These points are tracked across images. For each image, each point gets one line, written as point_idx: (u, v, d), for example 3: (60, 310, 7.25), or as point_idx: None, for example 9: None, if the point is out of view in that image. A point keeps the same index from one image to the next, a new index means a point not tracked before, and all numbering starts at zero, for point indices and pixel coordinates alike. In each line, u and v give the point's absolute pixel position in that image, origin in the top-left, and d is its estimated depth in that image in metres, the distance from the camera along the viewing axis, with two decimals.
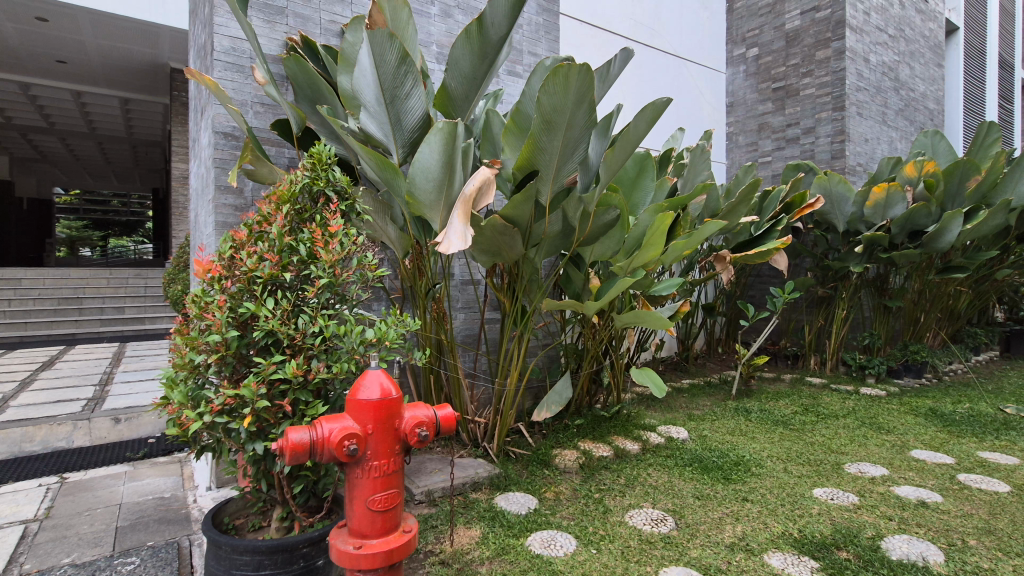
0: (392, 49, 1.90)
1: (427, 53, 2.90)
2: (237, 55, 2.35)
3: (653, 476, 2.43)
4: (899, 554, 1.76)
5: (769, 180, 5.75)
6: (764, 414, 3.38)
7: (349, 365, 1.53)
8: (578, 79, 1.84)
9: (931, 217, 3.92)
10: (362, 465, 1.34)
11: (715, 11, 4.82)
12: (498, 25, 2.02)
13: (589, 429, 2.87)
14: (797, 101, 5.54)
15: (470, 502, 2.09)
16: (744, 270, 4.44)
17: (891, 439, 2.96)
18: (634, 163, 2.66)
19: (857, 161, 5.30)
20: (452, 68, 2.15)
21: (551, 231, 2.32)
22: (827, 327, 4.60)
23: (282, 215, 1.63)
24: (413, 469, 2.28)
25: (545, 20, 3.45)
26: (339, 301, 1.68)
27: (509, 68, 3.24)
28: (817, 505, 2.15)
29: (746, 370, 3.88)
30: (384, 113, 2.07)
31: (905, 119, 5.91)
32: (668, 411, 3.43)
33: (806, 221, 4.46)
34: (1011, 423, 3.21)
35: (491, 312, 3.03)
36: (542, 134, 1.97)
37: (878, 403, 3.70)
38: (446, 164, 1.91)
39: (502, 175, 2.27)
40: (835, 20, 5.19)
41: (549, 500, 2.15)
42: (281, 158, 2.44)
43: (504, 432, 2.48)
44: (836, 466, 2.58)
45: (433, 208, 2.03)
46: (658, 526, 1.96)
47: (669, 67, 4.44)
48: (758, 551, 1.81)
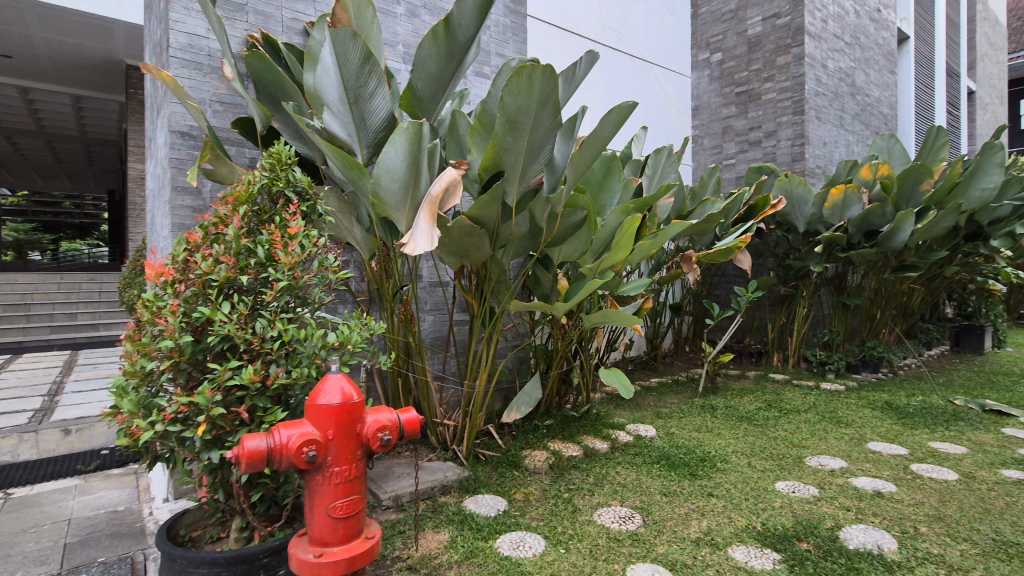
0: (355, 48, 1.89)
1: (392, 52, 2.86)
2: (195, 52, 2.27)
3: (622, 474, 2.45)
4: (856, 544, 1.82)
5: (732, 182, 5.91)
6: (729, 411, 3.45)
7: (310, 369, 1.50)
8: (541, 79, 1.84)
9: (885, 217, 4.07)
10: (322, 472, 1.31)
11: (680, 16, 4.93)
12: (464, 27, 2.02)
13: (559, 429, 2.88)
14: (759, 105, 5.70)
15: (438, 506, 2.07)
16: (710, 271, 4.54)
17: (849, 432, 3.06)
18: (601, 164, 2.69)
19: (816, 163, 5.46)
20: (418, 69, 2.13)
21: (518, 232, 2.30)
22: (788, 325, 4.74)
23: (239, 216, 1.60)
24: (379, 474, 2.24)
25: (513, 22, 3.46)
26: (299, 305, 1.64)
27: (477, 69, 3.24)
28: (779, 498, 2.20)
29: (712, 367, 3.96)
30: (349, 113, 2.03)
31: (861, 123, 6.14)
32: (637, 410, 3.47)
33: (768, 221, 4.59)
34: (960, 414, 3.36)
35: (460, 314, 3.01)
36: (506, 135, 1.97)
37: (837, 397, 3.82)
38: (411, 164, 1.90)
39: (469, 176, 2.25)
40: (795, 27, 5.35)
41: (519, 502, 2.14)
42: (242, 159, 2.37)
43: (473, 434, 2.46)
44: (797, 460, 2.65)
45: (399, 210, 2.00)
46: (625, 523, 1.98)
47: (636, 70, 4.50)
48: (722, 544, 1.84)
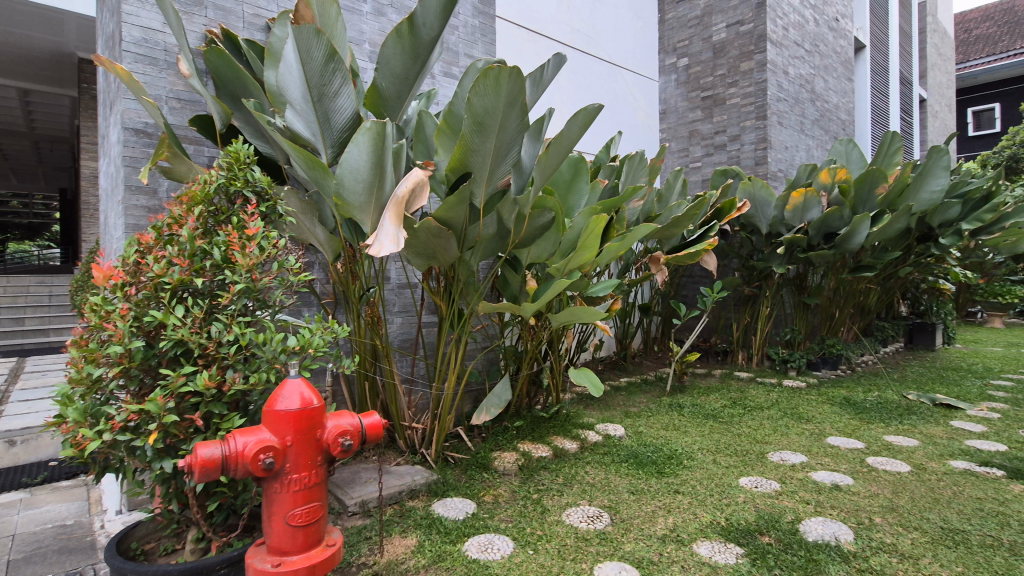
0: (319, 46, 1.86)
1: (359, 51, 2.83)
2: (150, 47, 2.19)
3: (591, 474, 2.47)
4: (815, 536, 1.88)
5: (698, 185, 6.04)
6: (696, 409, 3.52)
7: (268, 375, 1.47)
8: (508, 81, 1.84)
9: (843, 220, 4.22)
10: (281, 479, 1.34)
11: (648, 21, 5.01)
12: (429, 26, 2.01)
13: (528, 430, 2.89)
14: (723, 109, 5.84)
15: (406, 511, 2.04)
16: (677, 271, 4.63)
17: (809, 427, 3.15)
18: (569, 166, 2.71)
19: (778, 167, 5.62)
20: (382, 67, 2.10)
21: (486, 233, 2.29)
22: (752, 324, 4.87)
23: (194, 216, 1.56)
24: (345, 479, 2.19)
25: (481, 23, 3.46)
26: (259, 308, 1.61)
27: (444, 69, 3.22)
28: (742, 493, 2.25)
29: (680, 366, 4.03)
30: (312, 112, 1.99)
31: (820, 128, 6.35)
32: (606, 410, 3.50)
33: (732, 223, 4.70)
34: (912, 408, 3.51)
35: (428, 316, 2.99)
36: (474, 136, 1.96)
37: (798, 394, 3.94)
38: (376, 164, 1.87)
39: (436, 176, 2.23)
40: (757, 34, 5.50)
41: (487, 504, 2.13)
42: (201, 157, 2.30)
43: (442, 437, 2.44)
44: (760, 456, 2.72)
45: (363, 210, 1.97)
46: (593, 523, 2.00)
47: (604, 73, 4.56)
48: (688, 540, 1.87)
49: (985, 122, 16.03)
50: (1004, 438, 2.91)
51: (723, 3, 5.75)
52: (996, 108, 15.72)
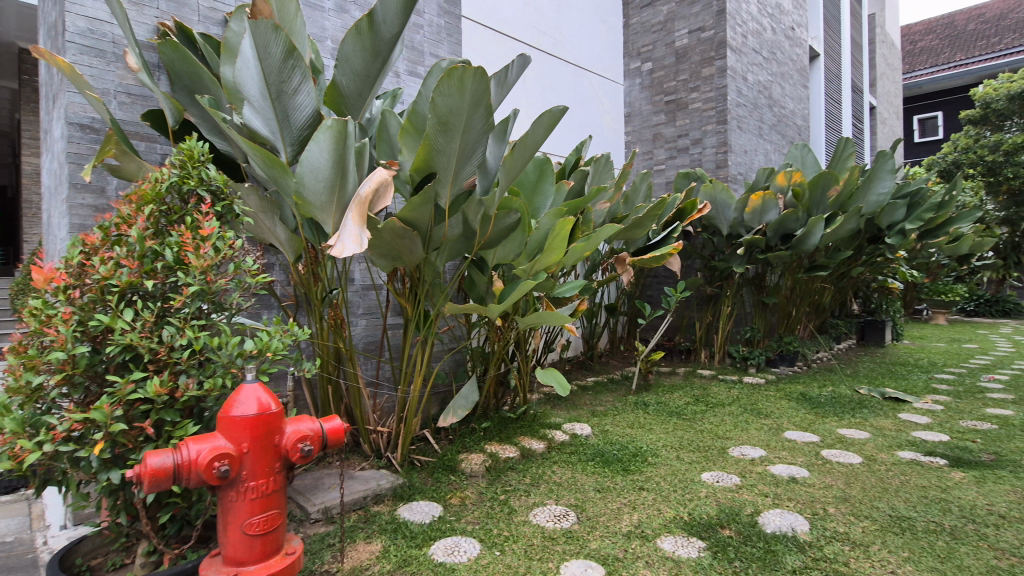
0: (277, 42, 1.81)
1: (321, 48, 2.78)
2: (96, 38, 2.10)
3: (557, 473, 2.48)
4: (773, 528, 1.94)
5: (662, 187, 6.17)
6: (660, 406, 3.59)
7: (224, 379, 1.43)
8: (472, 81, 1.84)
9: (799, 221, 4.38)
10: (237, 487, 1.33)
11: (613, 24, 5.09)
12: (390, 23, 1.99)
13: (495, 432, 2.88)
14: (686, 113, 5.97)
15: (371, 516, 2.01)
16: (642, 271, 4.71)
17: (768, 422, 3.25)
18: (535, 167, 2.73)
19: (738, 170, 5.78)
20: (343, 64, 2.07)
21: (451, 234, 2.27)
22: (714, 322, 5.00)
23: (144, 216, 1.50)
24: (307, 485, 2.14)
25: (447, 23, 3.45)
26: (214, 311, 1.56)
27: (409, 68, 3.19)
28: (704, 488, 2.31)
29: (645, 365, 4.10)
30: (271, 109, 1.94)
31: (778, 133, 6.58)
32: (573, 409, 3.53)
33: (695, 225, 4.82)
34: (864, 402, 3.67)
35: (394, 318, 2.96)
36: (438, 135, 1.95)
37: (758, 390, 4.06)
38: (337, 163, 1.84)
39: (400, 177, 2.20)
40: (717, 41, 5.65)
41: (455, 506, 2.12)
42: (153, 155, 2.21)
43: (408, 440, 2.41)
44: (721, 451, 2.79)
45: (325, 210, 1.93)
46: (559, 521, 2.01)
47: (570, 76, 4.60)
48: (652, 536, 1.90)
49: (929, 130, 16.86)
50: (947, 429, 3.07)
51: (685, 10, 5.90)
52: (939, 116, 16.59)
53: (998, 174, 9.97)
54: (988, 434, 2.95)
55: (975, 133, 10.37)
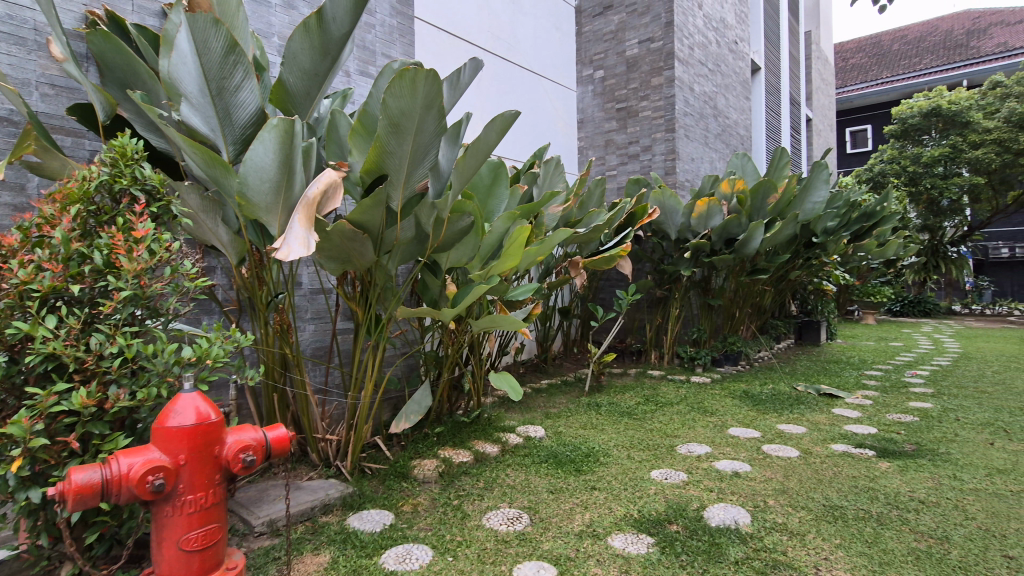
0: (217, 36, 1.76)
1: (267, 45, 2.69)
2: (16, 25, 1.95)
3: (511, 476, 2.49)
4: (717, 521, 2.01)
5: (614, 193, 6.32)
6: (612, 407, 3.66)
7: (159, 389, 1.36)
8: (424, 84, 1.83)
9: (742, 226, 4.55)
10: (174, 501, 1.28)
11: (566, 31, 5.18)
12: (339, 21, 1.95)
13: (449, 436, 2.86)
14: (636, 121, 6.14)
15: (319, 527, 1.95)
16: (595, 274, 4.80)
17: (713, 420, 3.38)
18: (488, 170, 2.73)
19: (686, 177, 5.99)
20: (289, 62, 2.02)
21: (404, 237, 2.23)
22: (663, 324, 5.17)
23: (70, 216, 1.42)
24: (250, 498, 2.05)
25: (399, 23, 3.42)
26: (148, 317, 1.49)
27: (360, 68, 3.13)
28: (653, 485, 2.38)
29: (597, 367, 4.17)
30: (211, 107, 1.86)
31: (722, 142, 6.87)
32: (527, 412, 3.55)
33: (645, 229, 4.96)
34: (801, 398, 3.87)
35: (344, 322, 2.90)
36: (389, 137, 1.92)
37: (704, 389, 4.22)
38: (283, 164, 1.79)
39: (350, 178, 2.16)
40: (666, 52, 5.84)
41: (406, 513, 2.09)
42: (80, 151, 2.07)
43: (358, 447, 2.36)
44: (669, 449, 2.88)
45: (270, 212, 1.88)
46: (512, 524, 2.01)
47: (523, 80, 4.65)
48: (602, 535, 1.94)
49: (859, 142, 18.02)
50: (875, 422, 3.29)
51: (636, 21, 6.07)
52: (868, 129, 17.74)
53: (918, 185, 10.76)
54: (910, 426, 3.18)
55: (899, 146, 11.18)
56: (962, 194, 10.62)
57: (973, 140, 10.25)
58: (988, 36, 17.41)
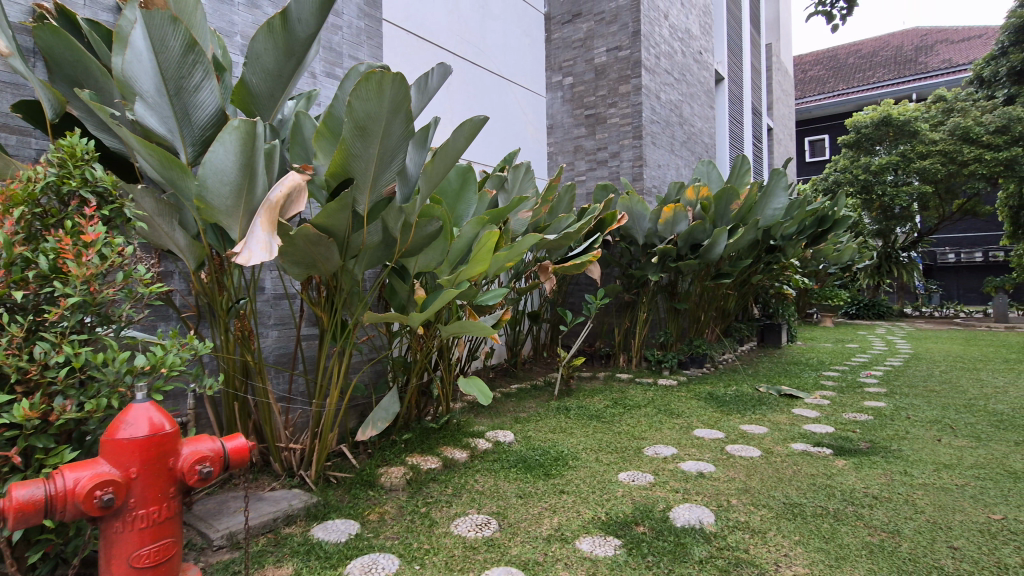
0: (175, 35, 1.71)
1: (229, 43, 2.63)
2: None
3: (480, 482, 2.48)
4: (682, 522, 2.05)
5: (583, 198, 6.39)
6: (581, 410, 3.69)
7: (109, 400, 1.31)
8: (391, 87, 1.81)
9: (706, 232, 4.65)
10: (125, 516, 1.25)
11: (535, 38, 5.23)
12: (304, 23, 1.92)
13: (417, 443, 2.82)
14: (605, 127, 6.23)
15: (281, 539, 1.90)
16: (564, 279, 4.84)
17: (679, 422, 3.45)
18: (457, 175, 2.73)
19: (652, 183, 6.11)
20: (252, 62, 1.98)
21: (370, 242, 2.20)
22: (632, 328, 5.25)
23: (13, 219, 1.35)
24: (209, 511, 1.98)
25: (367, 25, 3.39)
26: (98, 324, 1.43)
27: (326, 69, 3.08)
28: (620, 488, 2.40)
29: (567, 370, 4.20)
30: (168, 106, 1.81)
31: (688, 149, 7.03)
32: (496, 416, 3.55)
33: (613, 234, 5.02)
34: (764, 399, 3.98)
35: (309, 328, 2.84)
36: (355, 140, 1.90)
37: (671, 391, 4.29)
38: (244, 166, 1.75)
39: (315, 181, 2.12)
40: (633, 60, 5.96)
41: (373, 523, 2.05)
42: (25, 150, 1.98)
43: (323, 455, 2.31)
44: (637, 451, 2.92)
45: (231, 216, 1.83)
46: (481, 530, 2.01)
47: (493, 85, 4.66)
48: (571, 538, 1.95)
49: (817, 151, 18.73)
50: (832, 421, 3.41)
51: (604, 29, 6.17)
52: (825, 139, 18.45)
53: (871, 192, 11.24)
54: (865, 424, 3.31)
55: (853, 155, 11.68)
56: (912, 202, 11.16)
57: (920, 150, 10.80)
58: (934, 53, 18.39)
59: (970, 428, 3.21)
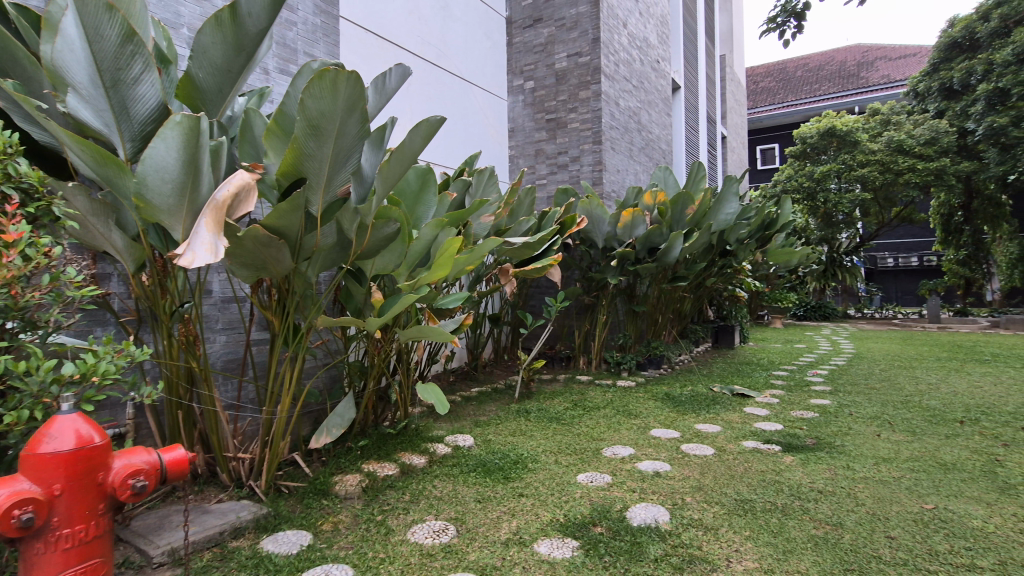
0: (112, 24, 1.62)
1: (175, 36, 2.52)
2: None
3: (438, 487, 2.45)
4: (639, 521, 2.08)
5: (543, 201, 6.44)
6: (541, 413, 3.71)
7: (32, 412, 1.23)
8: (345, 86, 1.78)
9: (663, 236, 4.76)
10: (48, 536, 1.22)
11: (496, 41, 5.24)
12: (255, 17, 1.85)
13: (374, 449, 2.76)
14: (565, 132, 6.29)
15: (228, 553, 1.82)
16: (525, 282, 4.86)
17: (637, 422, 3.51)
18: (416, 176, 2.70)
19: (611, 187, 6.22)
20: (198, 56, 1.89)
21: (325, 244, 2.14)
22: (591, 330, 5.32)
23: None
24: (149, 526, 1.87)
25: (323, 23, 3.31)
26: (21, 330, 1.35)
27: (280, 66, 2.99)
28: (579, 489, 2.42)
29: (527, 373, 4.21)
30: (104, 100, 1.71)
31: (645, 155, 7.19)
32: (456, 421, 3.52)
33: (573, 237, 5.08)
34: (717, 398, 4.10)
35: (259, 332, 2.74)
36: (308, 139, 1.85)
37: (629, 392, 4.36)
38: (187, 164, 1.68)
39: (266, 181, 2.05)
40: (593, 66, 6.05)
41: (326, 533, 1.99)
42: None
43: (274, 464, 2.23)
44: (595, 452, 2.95)
45: (173, 215, 1.75)
46: (438, 537, 1.98)
47: (453, 87, 4.64)
48: (529, 541, 1.95)
49: (768, 159, 19.51)
50: (781, 419, 3.55)
51: (564, 35, 6.24)
52: (775, 147, 19.24)
53: (816, 199, 11.79)
54: (811, 422, 3.45)
55: (800, 164, 12.23)
56: (854, 210, 11.78)
57: (861, 159, 11.42)
58: (874, 69, 19.49)
59: (906, 423, 3.40)
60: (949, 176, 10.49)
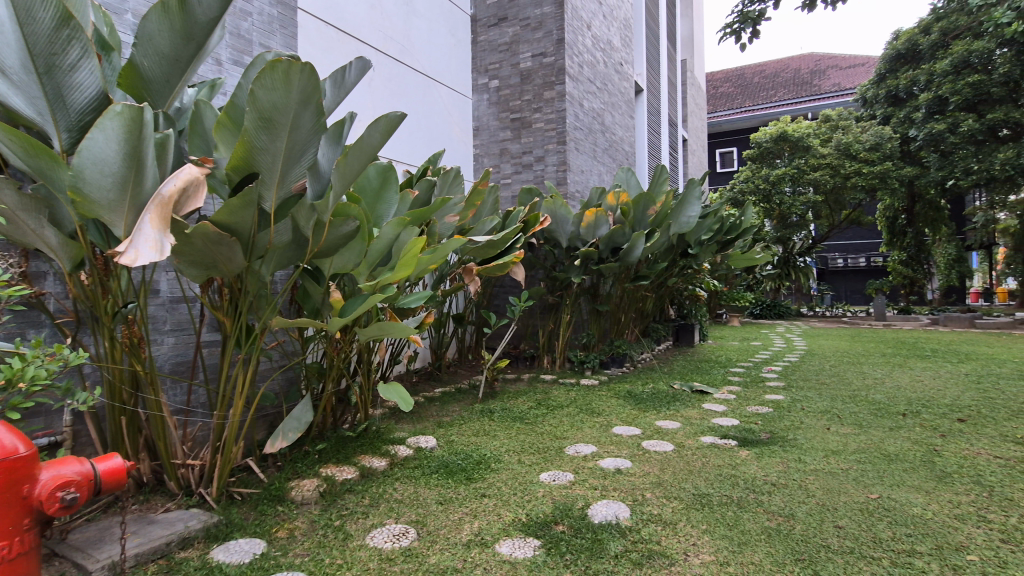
0: (46, 6, 1.51)
1: (119, 22, 2.39)
2: None
3: (399, 490, 2.40)
4: (600, 518, 2.09)
5: (508, 201, 6.44)
6: (505, 412, 3.70)
7: None
8: (298, 77, 1.72)
9: (626, 236, 4.84)
10: None
11: (461, 39, 5.20)
12: (205, 5, 1.77)
13: (332, 453, 2.70)
14: (530, 131, 6.31)
15: (175, 565, 1.74)
16: (489, 281, 4.84)
17: (599, 420, 3.55)
18: (376, 173, 2.65)
19: (576, 187, 6.27)
20: (143, 44, 1.80)
21: (280, 241, 2.07)
22: (555, 329, 5.35)
23: None
24: (87, 539, 1.77)
25: (280, 14, 3.21)
26: None
27: (233, 57, 2.88)
28: (541, 488, 2.42)
29: (491, 373, 4.19)
30: (38, 86, 1.61)
31: (609, 157, 7.29)
32: (418, 422, 3.47)
33: (538, 237, 5.10)
34: (677, 395, 4.19)
35: (210, 334, 2.63)
36: (260, 132, 1.78)
37: (592, 391, 4.41)
38: (129, 156, 1.59)
39: (216, 175, 1.97)
40: (558, 67, 6.07)
41: (281, 540, 1.92)
42: None
43: (226, 471, 2.15)
44: (558, 451, 2.96)
45: (114, 211, 1.65)
46: (397, 541, 1.94)
47: (417, 84, 4.58)
48: (491, 542, 1.93)
49: (727, 162, 20.08)
50: (738, 414, 3.65)
51: (529, 35, 6.25)
52: (733, 151, 19.84)
53: (771, 201, 12.21)
54: (766, 417, 3.57)
55: (756, 167, 12.65)
56: (807, 212, 12.27)
57: (813, 164, 11.90)
58: (825, 77, 20.33)
59: (853, 416, 3.56)
60: (892, 181, 11.08)
